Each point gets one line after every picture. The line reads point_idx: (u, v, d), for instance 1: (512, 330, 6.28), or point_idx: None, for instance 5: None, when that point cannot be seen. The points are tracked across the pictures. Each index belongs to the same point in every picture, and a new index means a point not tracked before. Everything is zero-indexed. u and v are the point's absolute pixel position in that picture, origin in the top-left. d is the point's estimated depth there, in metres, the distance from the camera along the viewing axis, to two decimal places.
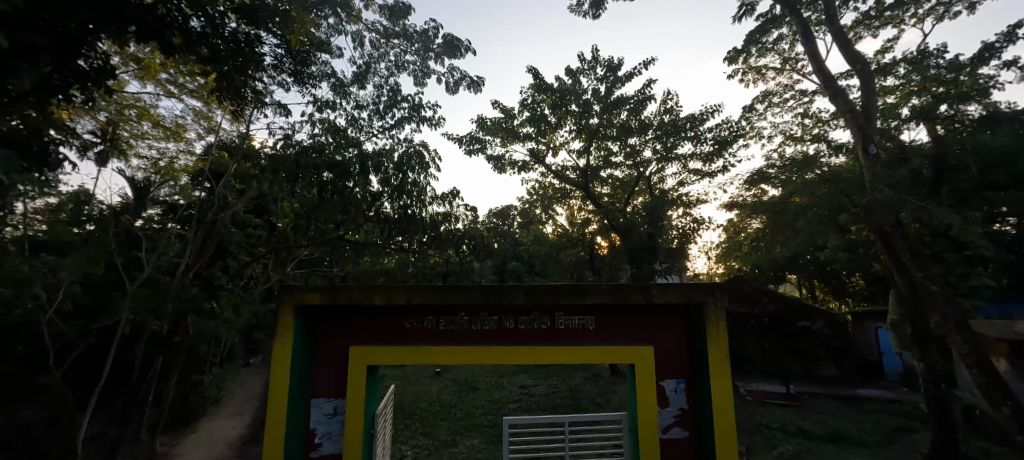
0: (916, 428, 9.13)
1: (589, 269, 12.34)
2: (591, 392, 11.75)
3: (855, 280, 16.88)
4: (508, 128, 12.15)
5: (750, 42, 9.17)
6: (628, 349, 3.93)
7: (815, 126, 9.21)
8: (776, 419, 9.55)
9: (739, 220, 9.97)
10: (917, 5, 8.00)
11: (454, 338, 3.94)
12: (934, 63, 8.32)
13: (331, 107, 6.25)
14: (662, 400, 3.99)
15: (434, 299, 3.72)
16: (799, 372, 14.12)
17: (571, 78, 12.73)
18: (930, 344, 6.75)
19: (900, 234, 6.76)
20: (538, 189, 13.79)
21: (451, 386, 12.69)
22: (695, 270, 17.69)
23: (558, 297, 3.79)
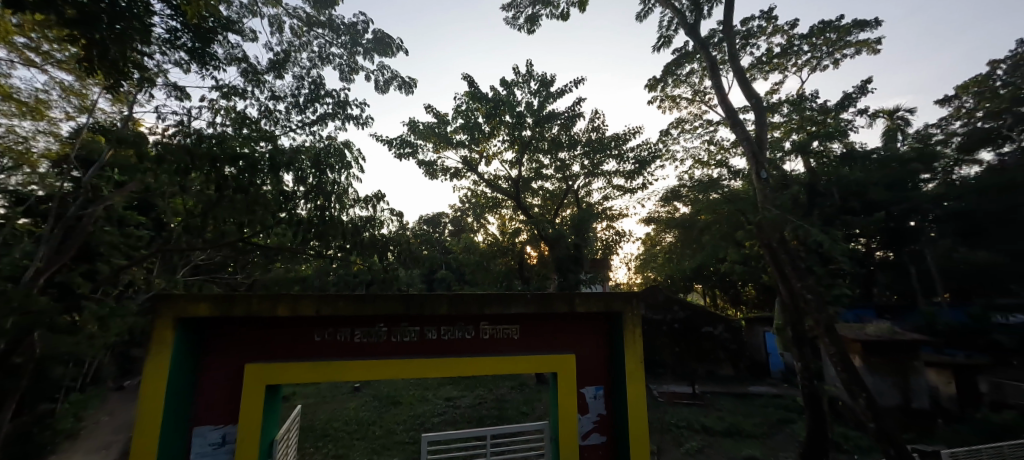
0: (794, 419, 10.42)
1: (518, 279, 12.54)
2: (516, 401, 11.90)
3: (748, 289, 18.94)
4: (441, 133, 12.08)
5: (666, 73, 10.00)
6: (550, 358, 4.07)
7: (718, 153, 10.22)
8: (683, 418, 10.31)
9: (655, 234, 10.73)
10: (798, 56, 9.21)
11: (372, 351, 3.84)
12: (808, 106, 9.62)
13: (239, 95, 5.76)
14: (582, 407, 4.17)
15: (351, 309, 3.62)
16: (702, 373, 15.40)
17: (505, 89, 13.03)
18: (805, 346, 7.74)
19: (784, 249, 7.50)
20: (470, 197, 13.83)
21: (371, 402, 12.18)
22: (615, 281, 18.65)
23: (480, 307, 3.86)
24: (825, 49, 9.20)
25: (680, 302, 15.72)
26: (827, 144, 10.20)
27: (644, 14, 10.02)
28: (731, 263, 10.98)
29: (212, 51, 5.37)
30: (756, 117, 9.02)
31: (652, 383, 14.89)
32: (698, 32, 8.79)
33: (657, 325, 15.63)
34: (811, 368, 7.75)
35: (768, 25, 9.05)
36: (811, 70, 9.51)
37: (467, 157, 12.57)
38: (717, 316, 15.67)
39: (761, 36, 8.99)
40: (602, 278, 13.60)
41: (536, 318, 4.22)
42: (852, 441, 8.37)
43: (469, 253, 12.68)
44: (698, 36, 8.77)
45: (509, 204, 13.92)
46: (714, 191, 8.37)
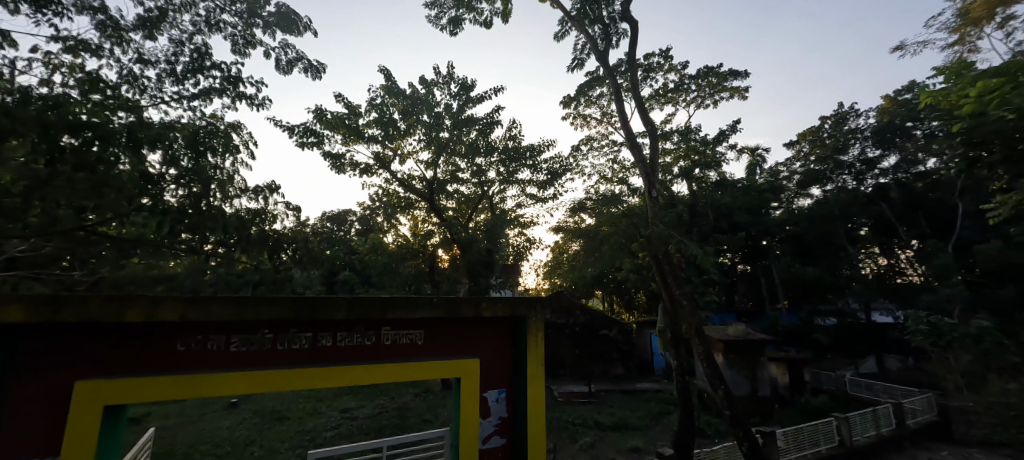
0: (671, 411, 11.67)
1: (428, 282, 12.45)
2: (418, 409, 11.67)
3: (640, 296, 20.78)
4: (352, 126, 11.52)
5: (579, 93, 10.65)
6: (455, 362, 4.13)
7: (620, 171, 11.11)
8: (578, 416, 10.95)
9: (563, 242, 11.28)
10: (688, 92, 10.34)
11: (253, 361, 3.42)
12: (694, 137, 10.88)
13: (92, 52, 4.47)
14: (485, 411, 4.24)
15: (235, 313, 3.24)
16: (598, 373, 16.48)
17: (424, 88, 12.86)
18: (680, 344, 8.62)
19: (667, 260, 8.67)
20: (381, 196, 13.31)
21: (251, 420, 11.09)
22: (524, 286, 19.19)
23: (382, 312, 3.74)
24: (707, 90, 10.46)
25: (581, 307, 16.74)
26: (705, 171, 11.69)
27: (561, 34, 10.54)
28: (627, 271, 11.99)
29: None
30: (651, 142, 9.89)
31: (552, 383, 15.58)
32: (607, 59, 9.51)
33: (559, 329, 16.44)
34: (683, 367, 8.55)
35: (665, 62, 10.08)
36: (695, 107, 10.75)
37: (379, 153, 12.12)
38: (613, 319, 16.93)
39: (660, 71, 9.99)
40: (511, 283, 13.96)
41: (440, 323, 4.22)
42: (714, 428, 9.66)
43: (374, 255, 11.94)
44: (607, 63, 9.48)
45: (422, 205, 13.72)
46: (616, 206, 9.02)
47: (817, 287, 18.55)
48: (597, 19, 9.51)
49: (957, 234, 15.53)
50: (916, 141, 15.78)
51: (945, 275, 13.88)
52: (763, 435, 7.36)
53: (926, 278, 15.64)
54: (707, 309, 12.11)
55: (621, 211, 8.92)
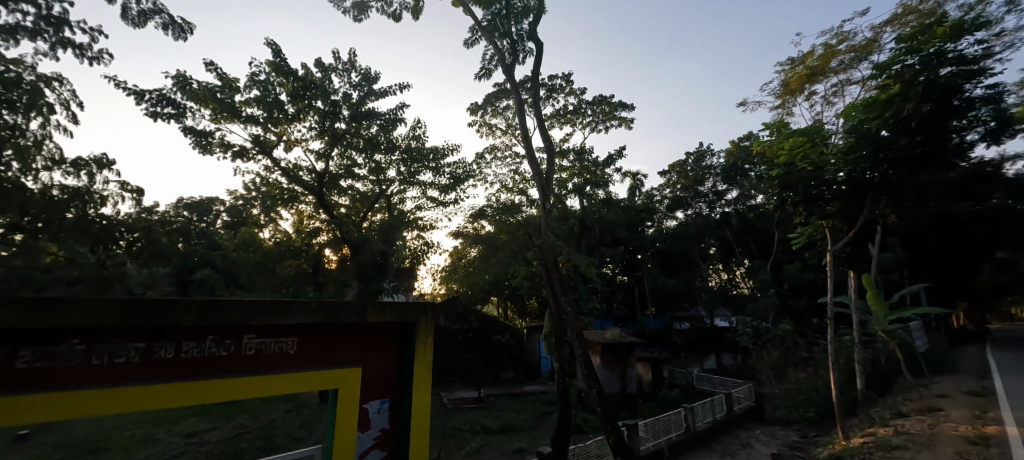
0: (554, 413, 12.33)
1: (311, 284, 11.68)
2: (290, 426, 10.68)
3: (532, 302, 21.66)
4: (224, 101, 10.25)
5: (486, 102, 10.86)
6: (335, 372, 3.71)
7: (521, 183, 11.52)
8: (465, 422, 10.98)
9: (462, 248, 11.32)
10: (587, 115, 11.18)
11: (55, 382, 2.54)
12: (589, 158, 11.79)
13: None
14: (364, 424, 3.99)
15: (33, 317, 2.35)
16: (488, 378, 16.74)
17: (320, 71, 12.00)
18: (563, 347, 9.19)
19: (555, 268, 9.11)
20: (259, 184, 12.05)
21: (55, 453, 9.16)
22: (419, 291, 18.76)
23: (245, 317, 3.20)
24: (600, 116, 11.39)
25: (476, 313, 16.93)
26: (595, 190, 12.70)
27: (472, 42, 10.68)
28: (521, 278, 12.42)
29: None
30: (550, 158, 10.44)
31: (442, 389, 15.41)
32: (513, 74, 9.87)
33: (452, 334, 16.42)
34: (565, 370, 9.04)
35: (567, 85, 10.75)
36: (590, 130, 11.63)
37: (259, 136, 11.00)
38: (506, 325, 17.40)
39: (560, 93, 10.63)
40: (405, 286, 13.57)
41: (317, 329, 3.76)
42: (589, 424, 10.44)
43: (249, 250, 10.85)
44: (513, 77, 9.83)
45: (310, 199, 12.59)
46: (516, 214, 9.39)
47: (678, 296, 21.17)
48: (506, 33, 9.85)
49: (777, 256, 19.01)
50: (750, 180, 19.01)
51: (769, 289, 16.91)
52: (628, 428, 8.17)
53: (755, 290, 18.89)
54: (588, 315, 13.07)
55: (520, 220, 9.32)
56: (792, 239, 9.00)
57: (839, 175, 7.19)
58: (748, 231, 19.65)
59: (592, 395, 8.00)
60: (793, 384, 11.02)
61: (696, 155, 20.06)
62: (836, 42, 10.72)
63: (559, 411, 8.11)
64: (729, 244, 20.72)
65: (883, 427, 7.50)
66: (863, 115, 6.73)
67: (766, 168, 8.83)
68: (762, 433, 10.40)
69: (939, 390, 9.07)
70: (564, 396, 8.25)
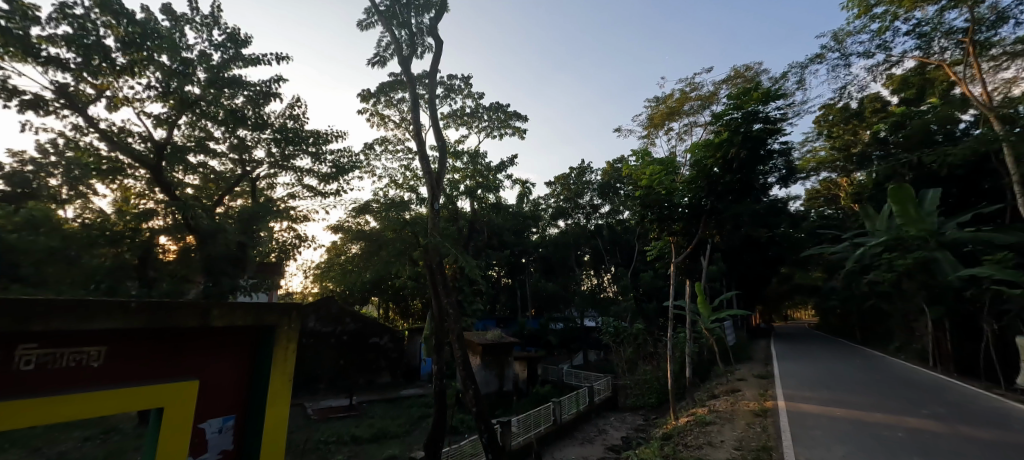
0: (429, 415, 12.20)
1: (135, 278, 9.79)
2: (97, 454, 8.65)
3: (413, 303, 21.15)
4: (13, 33, 8.14)
5: (379, 91, 10.42)
6: (163, 388, 3.06)
7: (411, 179, 11.26)
8: (332, 433, 10.24)
9: (342, 243, 10.63)
10: (481, 119, 11.38)
11: None
12: (481, 162, 12.02)
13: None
14: (199, 447, 3.39)
15: None
16: (361, 383, 15.90)
17: (168, 22, 10.30)
18: (443, 348, 9.14)
19: (439, 269, 9.03)
20: (66, 147, 9.86)
21: None
22: (288, 289, 17.09)
23: (25, 323, 2.45)
24: (495, 122, 11.69)
25: (352, 314, 16.06)
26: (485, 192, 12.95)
27: (367, 25, 10.17)
28: (403, 278, 12.06)
29: None
30: (441, 156, 10.34)
31: (307, 398, 14.14)
32: (410, 67, 9.64)
33: (322, 337, 15.30)
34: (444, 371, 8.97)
35: (464, 87, 10.81)
36: (484, 135, 11.83)
37: (63, 83, 8.97)
38: (384, 327, 16.79)
39: (458, 94, 10.67)
40: (270, 284, 12.25)
41: (139, 336, 3.06)
42: (465, 424, 10.57)
43: None
44: (409, 71, 9.61)
45: (141, 175, 10.71)
46: (404, 212, 9.47)
47: (553, 299, 22.53)
48: (405, 23, 9.56)
49: (636, 265, 21.42)
50: (618, 197, 21.08)
51: (629, 293, 18.99)
52: (501, 425, 8.44)
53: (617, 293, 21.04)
54: (470, 316, 13.24)
55: (407, 218, 9.28)
56: (645, 250, 10.19)
57: (683, 200, 8.35)
58: (615, 242, 21.85)
59: (467, 397, 8.08)
60: (641, 376, 12.56)
61: (576, 169, 21.66)
62: (688, 89, 12.61)
63: (434, 416, 8.00)
64: (599, 252, 22.75)
65: (701, 407, 8.97)
66: (700, 153, 7.73)
67: (630, 187, 9.85)
68: (615, 420, 11.60)
69: (740, 375, 11.21)
70: (441, 399, 8.18)
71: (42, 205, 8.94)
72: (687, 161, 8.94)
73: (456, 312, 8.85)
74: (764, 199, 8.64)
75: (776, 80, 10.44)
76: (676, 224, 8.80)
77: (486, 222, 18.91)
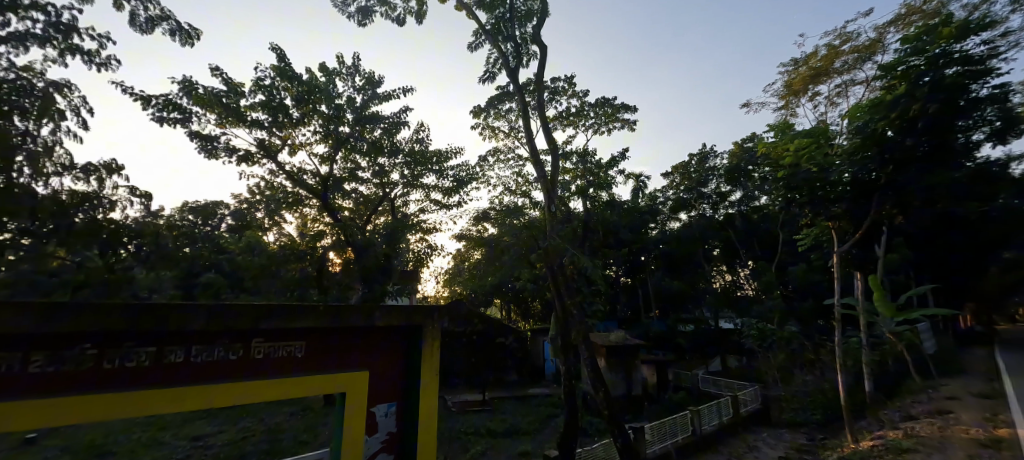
0: (557, 414, 12.33)
1: (314, 287, 11.60)
2: (295, 428, 10.32)
3: (534, 305, 21.69)
4: (230, 106, 10.36)
5: (488, 105, 10.91)
6: (343, 376, 3.67)
7: (523, 185, 11.58)
8: (470, 425, 10.93)
9: (465, 250, 11.44)
10: (587, 117, 11.22)
11: (69, 389, 2.49)
12: (591, 160, 11.89)
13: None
14: (371, 427, 3.90)
15: (37, 326, 2.25)
16: (491, 381, 16.70)
17: (324, 76, 12.15)
18: (569, 352, 9.09)
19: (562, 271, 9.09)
20: (264, 188, 12.23)
21: (65, 453, 8.71)
22: (423, 294, 18.83)
23: (256, 321, 3.11)
24: (603, 117, 11.40)
25: (479, 315, 17.00)
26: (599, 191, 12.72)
27: (475, 45, 10.73)
28: (524, 281, 12.45)
29: None
30: (554, 160, 10.42)
31: (447, 393, 15.33)
32: (518, 76, 9.89)
33: (456, 337, 16.45)
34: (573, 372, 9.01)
35: (569, 87, 10.78)
36: (593, 133, 11.65)
37: (265, 141, 11.16)
38: (509, 327, 17.46)
39: (565, 95, 10.69)
40: (409, 289, 13.55)
41: (326, 332, 3.69)
42: (595, 427, 10.42)
43: (253, 254, 10.79)
44: (517, 80, 9.87)
45: (314, 203, 12.76)
46: (519, 217, 9.68)
47: (681, 298, 21.09)
48: (510, 36, 9.84)
49: (781, 258, 18.91)
50: (753, 181, 18.99)
51: (775, 290, 16.86)
52: (634, 430, 8.13)
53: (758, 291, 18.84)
54: (592, 317, 13.07)
55: (521, 224, 9.52)
56: (797, 239, 8.88)
57: (844, 176, 7.09)
58: (751, 233, 19.68)
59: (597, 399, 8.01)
60: (800, 386, 11.01)
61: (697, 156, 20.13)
62: (839, 43, 10.70)
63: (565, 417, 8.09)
64: (731, 245, 20.67)
65: (895, 430, 7.45)
66: (869, 115, 6.70)
67: (771, 169, 8.74)
68: (770, 436, 10.33)
69: (950, 392, 9.04)
70: (571, 400, 8.20)
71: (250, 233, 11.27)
72: (844, 129, 7.66)
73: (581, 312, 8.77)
74: (973, 163, 6.89)
75: (978, 8, 8.27)
76: (835, 206, 7.49)
77: (600, 219, 18.67)
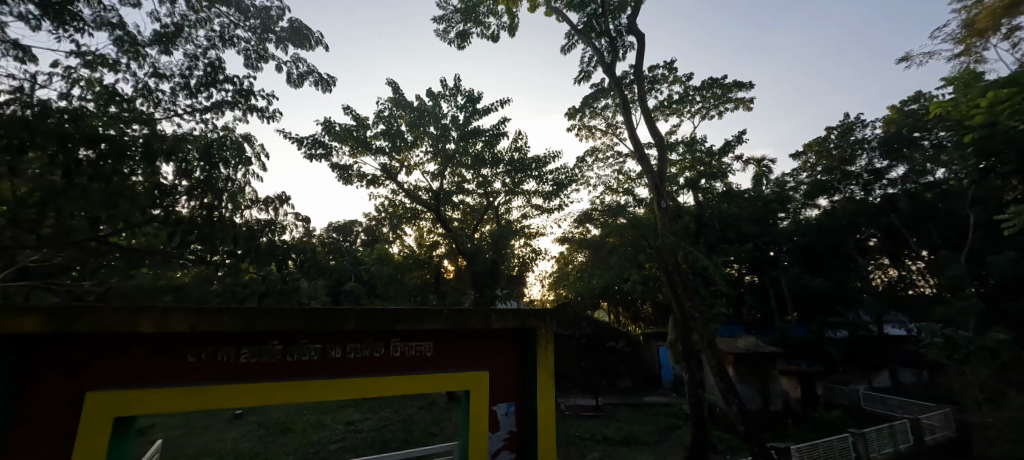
0: (680, 426, 11.54)
1: (433, 293, 12.48)
2: (424, 421, 11.13)
3: (646, 308, 20.72)
4: (360, 137, 11.72)
5: (584, 105, 10.73)
6: (466, 374, 4.02)
7: (626, 182, 11.18)
8: (586, 430, 10.76)
9: (569, 252, 11.42)
10: (694, 103, 10.44)
11: (266, 375, 3.28)
12: (699, 148, 11.09)
13: (111, 67, 4.60)
14: (494, 425, 4.15)
15: (243, 325, 3.08)
16: (605, 387, 16.28)
17: (430, 99, 13.09)
18: (692, 359, 8.48)
19: (678, 271, 8.61)
20: (386, 206, 13.55)
21: (257, 429, 10.50)
22: (531, 297, 19.18)
23: (393, 323, 3.65)
24: (712, 100, 10.52)
25: (588, 318, 16.74)
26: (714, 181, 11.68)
27: (568, 47, 10.70)
28: (633, 283, 11.98)
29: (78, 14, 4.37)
30: (659, 152, 9.90)
31: (561, 396, 15.32)
32: (614, 71, 9.61)
33: (565, 341, 16.43)
34: (698, 380, 8.43)
35: (669, 74, 10.18)
36: (702, 118, 10.80)
37: (386, 165, 12.38)
38: (620, 332, 16.91)
39: (664, 83, 10.10)
40: (517, 294, 13.86)
41: (450, 334, 4.11)
42: (725, 442, 9.50)
43: (382, 264, 12.02)
44: (614, 75, 9.58)
45: (427, 216, 13.86)
46: (621, 216, 9.43)
47: (821, 298, 18.38)
48: (603, 32, 9.61)
49: (967, 246, 15.28)
50: (925, 152, 15.85)
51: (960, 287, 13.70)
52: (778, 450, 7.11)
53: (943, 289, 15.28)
54: (713, 320, 12.03)
55: (625, 222, 9.13)
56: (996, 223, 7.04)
57: None
58: (925, 215, 15.90)
59: (727, 411, 7.73)
60: None
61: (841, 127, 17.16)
62: None
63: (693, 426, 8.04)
64: (889, 234, 17.39)
65: None
66: None
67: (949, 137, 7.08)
68: None
69: None
70: (698, 408, 7.97)
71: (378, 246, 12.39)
72: None
73: (703, 315, 8.21)
74: None
75: None
76: None
77: (716, 213, 17.20)
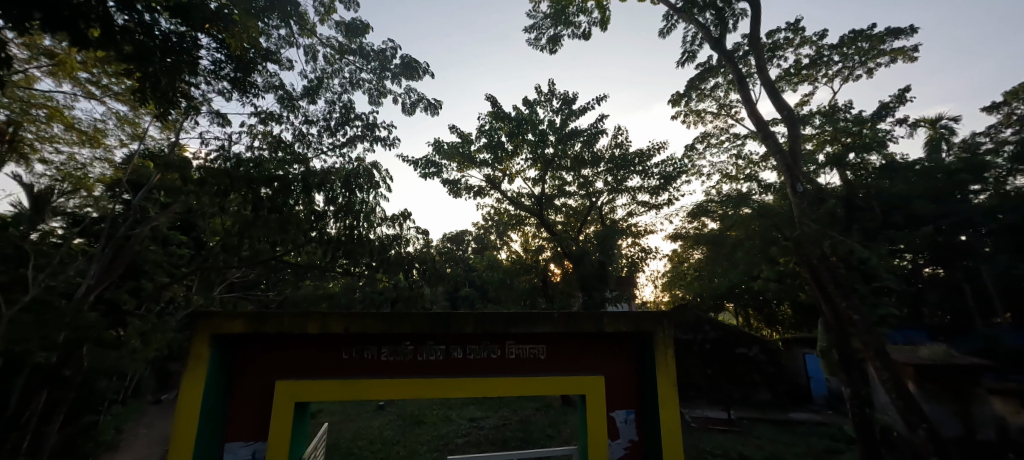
0: (840, 449, 9.88)
1: (542, 296, 12.53)
2: (542, 423, 11.21)
3: (781, 309, 18.38)
4: (465, 153, 12.34)
5: (690, 88, 9.95)
6: (581, 379, 3.92)
7: (747, 167, 10.08)
8: (719, 446, 9.85)
9: (683, 250, 10.68)
10: (828, 65, 9.06)
11: (402, 371, 3.76)
12: (843, 117, 9.60)
13: (277, 121, 5.44)
14: (613, 432, 3.99)
15: (378, 328, 3.54)
16: (737, 398, 14.78)
17: (527, 107, 13.30)
18: (853, 370, 7.43)
19: (826, 266, 7.41)
20: (493, 214, 14.05)
21: (395, 420, 11.56)
22: (644, 299, 18.30)
23: (506, 327, 3.74)
24: (858, 59, 9.04)
25: (711, 321, 15.41)
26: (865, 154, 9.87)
27: (667, 30, 10.12)
28: (765, 280, 10.68)
29: (253, 80, 5.09)
30: (789, 127, 8.79)
31: (686, 405, 14.31)
32: (725, 46, 8.77)
33: (687, 346, 15.35)
34: (862, 394, 7.38)
35: (795, 34, 8.95)
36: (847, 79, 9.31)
37: (490, 175, 12.84)
38: (750, 336, 15.25)
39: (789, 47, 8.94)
40: (628, 295, 13.30)
41: (563, 336, 4.08)
42: None
43: (492, 270, 12.49)
44: (724, 50, 8.75)
45: (531, 222, 14.07)
46: (744, 206, 8.60)
47: None
48: (708, 4, 8.84)
49: None
50: None
51: None
52: None
53: None
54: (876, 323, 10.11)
55: (750, 212, 8.31)
56: None
57: None
58: None
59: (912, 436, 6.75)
60: None
61: None
62: None
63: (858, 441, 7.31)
64: None
65: None
66: None
67: None
68: None
69: None
70: (866, 427, 7.23)
71: (488, 253, 12.87)
72: None
73: (865, 318, 6.96)
74: None
75: None
76: None
77: None
